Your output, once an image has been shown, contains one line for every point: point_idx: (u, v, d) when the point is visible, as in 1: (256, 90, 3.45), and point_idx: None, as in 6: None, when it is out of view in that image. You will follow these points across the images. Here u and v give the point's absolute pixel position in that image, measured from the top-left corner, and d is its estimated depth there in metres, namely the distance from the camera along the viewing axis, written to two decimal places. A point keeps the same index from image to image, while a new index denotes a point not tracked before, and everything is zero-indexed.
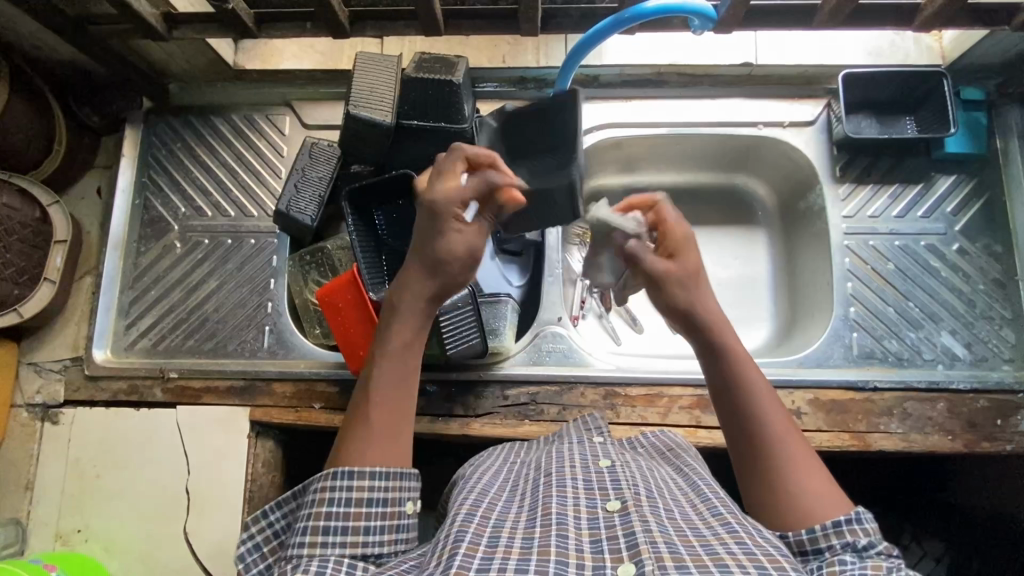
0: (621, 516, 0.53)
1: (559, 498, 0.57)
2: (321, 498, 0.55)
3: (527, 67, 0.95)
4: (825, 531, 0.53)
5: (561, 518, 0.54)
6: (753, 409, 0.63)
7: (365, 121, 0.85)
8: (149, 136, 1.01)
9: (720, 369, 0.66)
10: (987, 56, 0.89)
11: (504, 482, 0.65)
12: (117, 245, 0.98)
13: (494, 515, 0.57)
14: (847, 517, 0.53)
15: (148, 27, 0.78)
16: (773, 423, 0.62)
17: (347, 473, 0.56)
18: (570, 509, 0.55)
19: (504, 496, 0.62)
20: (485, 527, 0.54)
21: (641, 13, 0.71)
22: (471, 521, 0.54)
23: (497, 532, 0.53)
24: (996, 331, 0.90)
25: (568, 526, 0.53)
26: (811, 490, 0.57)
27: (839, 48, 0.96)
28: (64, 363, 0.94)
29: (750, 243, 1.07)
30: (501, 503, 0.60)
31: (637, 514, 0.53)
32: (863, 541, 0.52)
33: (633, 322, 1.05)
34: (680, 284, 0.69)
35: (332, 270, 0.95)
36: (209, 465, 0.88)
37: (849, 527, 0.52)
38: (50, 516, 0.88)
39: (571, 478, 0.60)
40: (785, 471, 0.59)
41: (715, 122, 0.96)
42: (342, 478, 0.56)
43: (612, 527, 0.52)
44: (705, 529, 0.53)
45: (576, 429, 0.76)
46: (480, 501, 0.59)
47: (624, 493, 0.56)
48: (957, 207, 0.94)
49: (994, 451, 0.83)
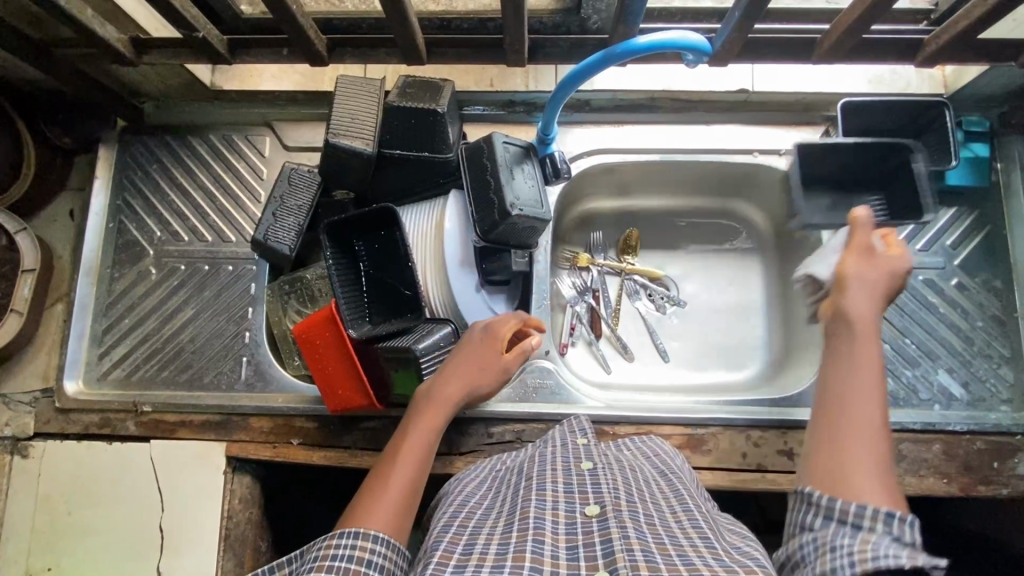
0: (599, 522, 0.50)
1: (538, 501, 0.53)
2: (324, 554, 0.52)
3: (515, 91, 0.92)
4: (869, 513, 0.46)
5: (538, 522, 0.50)
6: (864, 391, 0.53)
7: (345, 150, 0.81)
8: (123, 156, 0.98)
9: (850, 353, 0.55)
10: (990, 87, 0.87)
11: (485, 491, 0.62)
12: (90, 271, 0.94)
13: (473, 522, 0.54)
14: (898, 511, 0.47)
15: (114, 53, 0.74)
16: (868, 409, 0.52)
17: (353, 532, 0.54)
18: (549, 513, 0.52)
19: (485, 504, 0.59)
20: (460, 536, 0.52)
21: (631, 49, 0.68)
22: (447, 532, 0.52)
23: (473, 539, 0.51)
24: (994, 370, 0.87)
25: (545, 531, 0.50)
26: (876, 482, 0.48)
27: (839, 75, 0.93)
28: (35, 394, 0.91)
29: (745, 270, 1.05)
30: (480, 511, 0.57)
31: (615, 520, 0.50)
32: (906, 537, 0.45)
33: (624, 351, 1.01)
34: (862, 261, 0.60)
35: (312, 300, 0.91)
36: (185, 502, 0.85)
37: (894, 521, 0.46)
38: (20, 554, 0.86)
39: (551, 482, 0.56)
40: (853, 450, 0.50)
41: (709, 149, 0.94)
42: (346, 537, 0.54)
43: (589, 533, 0.49)
44: (683, 539, 0.49)
45: (561, 432, 0.72)
46: (459, 512, 0.56)
47: (604, 498, 0.53)
48: (956, 241, 0.91)
49: (990, 495, 0.81)
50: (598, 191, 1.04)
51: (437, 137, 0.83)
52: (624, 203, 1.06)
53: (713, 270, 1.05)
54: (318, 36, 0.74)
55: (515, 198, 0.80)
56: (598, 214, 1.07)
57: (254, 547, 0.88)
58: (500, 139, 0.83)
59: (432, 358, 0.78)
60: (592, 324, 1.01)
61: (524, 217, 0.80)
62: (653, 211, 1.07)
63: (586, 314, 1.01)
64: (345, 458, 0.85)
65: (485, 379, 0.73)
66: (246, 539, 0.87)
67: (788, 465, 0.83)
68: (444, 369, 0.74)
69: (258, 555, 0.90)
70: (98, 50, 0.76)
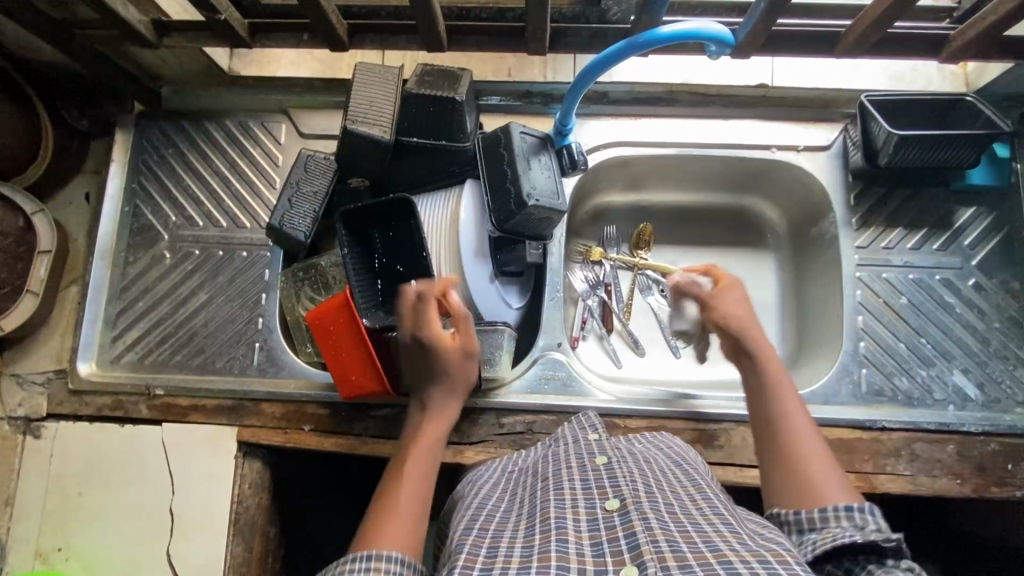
0: (621, 515, 0.50)
1: (557, 501, 0.54)
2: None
3: (533, 81, 0.92)
4: (835, 513, 0.53)
5: (560, 522, 0.50)
6: (785, 415, 0.63)
7: (363, 136, 0.81)
8: (139, 140, 0.98)
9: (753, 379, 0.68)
10: (1013, 86, 0.86)
11: (502, 493, 0.62)
12: (104, 254, 0.94)
13: (493, 525, 0.54)
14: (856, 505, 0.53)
15: (136, 34, 0.75)
16: (804, 431, 0.61)
17: (365, 555, 0.52)
18: (569, 512, 0.52)
19: (503, 506, 0.58)
20: (483, 539, 0.51)
21: (655, 38, 0.68)
22: (469, 534, 0.51)
23: (495, 542, 0.50)
24: (1010, 371, 0.87)
25: (567, 530, 0.49)
26: (833, 485, 0.57)
27: (857, 74, 0.93)
28: (47, 375, 0.91)
29: (758, 267, 1.04)
30: (499, 513, 0.56)
31: (637, 511, 0.50)
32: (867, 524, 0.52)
33: (636, 346, 1.00)
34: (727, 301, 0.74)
35: (326, 287, 0.92)
36: (195, 485, 0.86)
37: (858, 513, 0.53)
38: (31, 534, 0.86)
39: (568, 480, 0.57)
40: (811, 467, 0.58)
41: (727, 144, 0.93)
42: (360, 560, 0.51)
43: (612, 528, 0.49)
44: (707, 526, 0.49)
45: (571, 428, 0.72)
46: (479, 515, 0.55)
47: (623, 492, 0.53)
48: (974, 241, 0.90)
49: (1004, 496, 0.81)
50: (613, 185, 1.03)
51: (455, 127, 0.83)
52: (640, 196, 1.05)
53: (726, 267, 1.05)
54: (339, 21, 0.73)
55: (532, 187, 0.80)
56: (611, 208, 1.06)
57: (263, 533, 0.89)
58: (518, 130, 0.83)
59: None
60: (603, 318, 1.00)
61: (541, 208, 0.80)
62: (667, 206, 1.06)
63: (598, 307, 1.01)
64: (357, 446, 0.85)
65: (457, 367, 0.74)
66: (255, 525, 0.87)
67: None
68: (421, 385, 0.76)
69: (267, 541, 0.90)
70: (119, 32, 0.76)
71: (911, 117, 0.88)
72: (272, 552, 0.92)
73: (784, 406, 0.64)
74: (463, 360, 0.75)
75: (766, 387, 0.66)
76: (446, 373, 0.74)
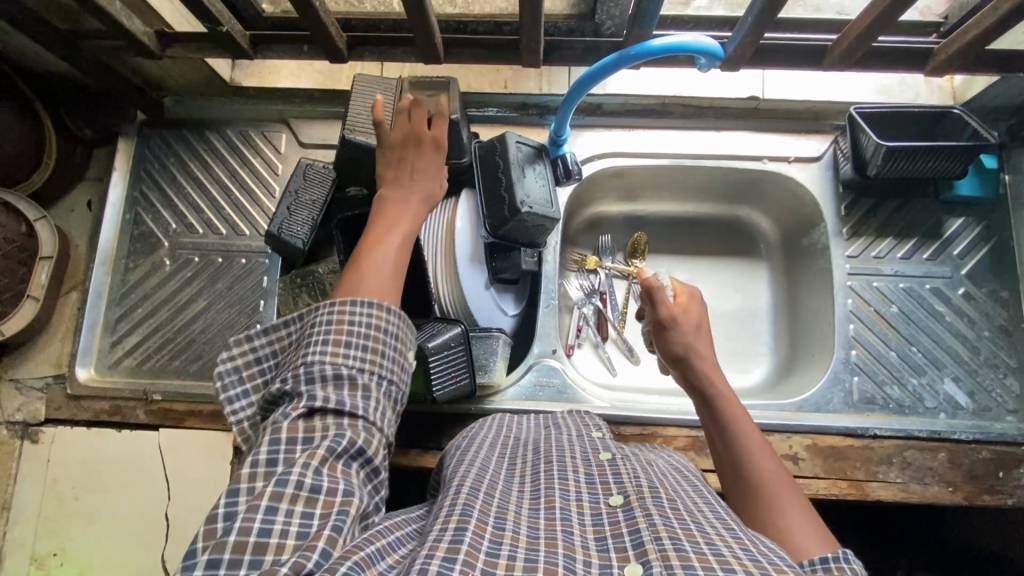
0: (623, 512, 0.50)
1: (562, 491, 0.54)
2: (341, 318, 0.52)
3: (529, 93, 0.93)
4: (812, 567, 0.48)
5: (564, 514, 0.50)
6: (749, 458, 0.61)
7: (361, 145, 0.83)
8: (142, 148, 0.99)
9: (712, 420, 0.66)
10: (998, 98, 0.87)
11: (501, 463, 0.61)
12: (105, 260, 0.95)
13: (498, 496, 0.53)
14: (834, 555, 0.48)
15: (140, 45, 0.76)
16: (769, 478, 0.59)
17: (367, 302, 0.53)
18: (573, 504, 0.52)
19: (504, 477, 0.58)
20: (489, 507, 0.50)
21: (647, 50, 0.69)
22: (473, 496, 0.50)
23: (502, 515, 0.50)
24: (1000, 379, 0.88)
25: (572, 522, 0.49)
26: (808, 532, 0.54)
27: (849, 86, 0.94)
28: (46, 380, 0.92)
29: (751, 276, 1.06)
30: (502, 484, 0.56)
31: (640, 509, 0.49)
32: None
33: (630, 354, 1.01)
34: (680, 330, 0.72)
35: (322, 295, 0.90)
36: (192, 491, 0.86)
37: (837, 565, 0.47)
38: (26, 538, 0.86)
39: (572, 472, 0.57)
40: (782, 516, 0.56)
41: (718, 155, 0.95)
42: (361, 305, 0.53)
43: (616, 524, 0.49)
44: (710, 527, 0.48)
45: (573, 423, 0.72)
46: (481, 477, 0.55)
47: (627, 487, 0.53)
48: (964, 251, 0.92)
49: (995, 504, 0.81)
50: (609, 195, 1.05)
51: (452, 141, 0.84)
52: (634, 206, 1.07)
53: (720, 276, 1.06)
54: (338, 33, 0.75)
55: (525, 195, 0.81)
56: (607, 216, 1.08)
57: None
58: (513, 139, 0.85)
59: (441, 357, 0.78)
60: (598, 326, 1.01)
61: (535, 214, 0.81)
62: (661, 216, 1.08)
63: (593, 316, 1.02)
64: None
65: (437, 182, 0.72)
66: None
67: (792, 469, 0.82)
68: (399, 175, 0.70)
69: None
70: (123, 43, 0.78)
71: (904, 126, 0.89)
72: None
73: (746, 452, 0.62)
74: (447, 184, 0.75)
75: (727, 436, 0.64)
76: (437, 184, 0.72)
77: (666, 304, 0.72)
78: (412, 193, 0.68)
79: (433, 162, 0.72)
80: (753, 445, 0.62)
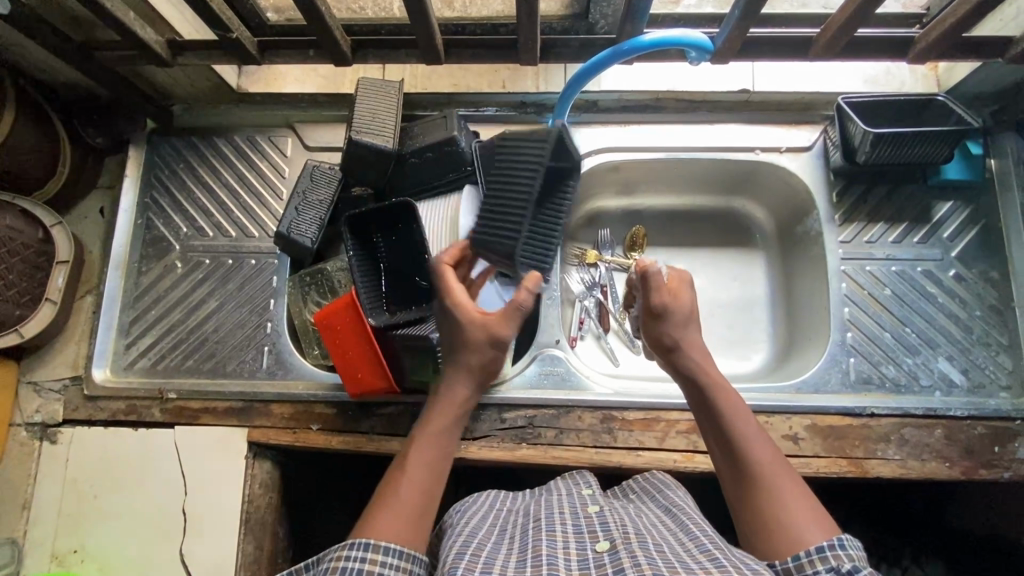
0: (610, 555, 0.53)
1: (549, 540, 0.57)
2: (334, 567, 0.53)
3: (527, 92, 0.96)
4: (810, 558, 0.52)
5: (551, 558, 0.54)
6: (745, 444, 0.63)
7: (367, 146, 0.86)
8: (152, 156, 1.02)
9: (706, 406, 0.68)
10: (980, 85, 0.91)
11: (491, 526, 0.64)
12: (118, 264, 0.98)
13: (484, 554, 0.56)
14: (829, 543, 0.53)
15: (153, 54, 0.79)
16: (768, 461, 0.62)
17: (363, 544, 0.55)
18: (561, 551, 0.55)
19: (493, 538, 0.60)
20: (476, 565, 0.54)
21: (639, 45, 0.73)
22: (462, 560, 0.54)
23: (488, 569, 0.53)
24: (993, 357, 0.90)
25: (559, 566, 0.53)
26: (808, 519, 0.56)
27: (836, 77, 0.97)
28: (63, 382, 0.95)
29: (748, 265, 1.08)
30: (490, 543, 0.59)
31: (626, 551, 0.53)
32: (846, 566, 0.51)
33: (632, 343, 1.04)
34: (673, 320, 0.73)
35: (332, 291, 0.97)
36: (208, 488, 0.88)
37: (833, 553, 0.52)
38: (47, 536, 0.88)
39: (560, 523, 0.60)
40: (779, 496, 0.59)
41: (712, 148, 0.98)
42: (357, 548, 0.55)
43: (601, 567, 0.52)
44: (694, 563, 0.51)
45: (563, 483, 0.74)
46: (469, 542, 0.58)
47: (613, 534, 0.56)
48: (953, 233, 0.94)
49: (992, 478, 0.83)
50: (608, 190, 1.08)
51: (506, 215, 0.75)
52: (632, 201, 1.10)
53: (717, 267, 1.08)
54: (343, 37, 0.78)
55: None
56: (606, 211, 1.10)
57: (272, 531, 0.91)
58: None
59: None
60: (600, 318, 1.04)
61: None
62: (658, 209, 1.10)
63: (594, 308, 1.05)
64: (362, 443, 0.88)
65: (476, 351, 0.71)
66: (266, 524, 0.90)
67: (793, 448, 0.85)
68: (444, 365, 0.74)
69: (276, 540, 0.93)
70: (137, 52, 0.81)
71: (890, 115, 0.92)
72: (282, 553, 0.94)
73: (745, 438, 0.64)
74: (479, 346, 0.71)
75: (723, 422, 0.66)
76: (465, 354, 0.72)
77: (659, 290, 0.73)
78: (444, 385, 0.72)
79: (455, 334, 0.72)
80: (750, 431, 0.64)
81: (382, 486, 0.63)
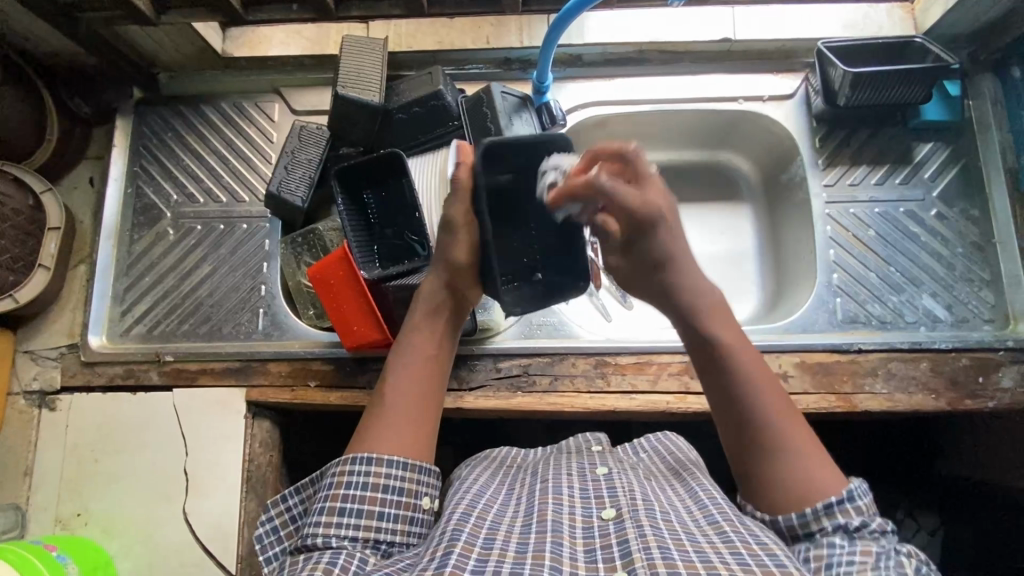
0: (615, 523, 0.54)
1: (556, 505, 0.58)
2: (340, 480, 0.58)
3: (510, 48, 0.97)
4: (816, 514, 0.54)
5: (557, 526, 0.54)
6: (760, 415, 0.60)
7: (355, 101, 0.87)
8: (139, 125, 1.02)
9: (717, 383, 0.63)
10: (960, 25, 0.91)
11: (500, 485, 0.66)
12: (111, 233, 0.98)
13: (489, 516, 0.57)
14: (838, 497, 0.54)
15: (138, 13, 0.79)
16: (776, 414, 0.60)
17: (366, 459, 0.59)
18: (566, 517, 0.56)
19: (500, 498, 0.62)
20: (480, 528, 0.55)
21: None
22: (465, 521, 0.55)
23: (492, 534, 0.54)
24: (976, 292, 0.92)
25: (564, 534, 0.53)
26: (817, 471, 0.57)
27: (816, 21, 0.97)
28: (61, 350, 0.95)
29: (736, 216, 1.10)
30: (497, 506, 0.60)
31: (632, 520, 0.54)
32: (855, 522, 0.53)
33: (622, 299, 1.05)
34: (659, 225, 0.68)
35: (324, 251, 0.97)
36: (207, 448, 0.89)
37: (841, 507, 0.54)
38: (50, 501, 0.89)
39: (567, 487, 0.61)
40: (791, 461, 0.57)
41: (695, 98, 0.99)
42: (360, 463, 0.59)
43: (606, 536, 0.53)
44: (701, 536, 0.52)
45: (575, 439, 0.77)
46: (476, 502, 0.59)
47: (619, 501, 0.57)
48: (934, 173, 0.96)
49: (977, 407, 0.85)
50: None
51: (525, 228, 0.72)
52: None
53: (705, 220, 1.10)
54: None
55: None
56: None
57: (274, 488, 0.92)
58: (499, 89, 0.88)
59: None
60: None
61: None
62: None
63: None
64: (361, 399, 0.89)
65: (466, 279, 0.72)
66: (267, 481, 0.91)
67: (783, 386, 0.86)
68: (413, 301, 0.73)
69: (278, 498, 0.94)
70: (123, 12, 0.81)
71: (868, 54, 0.93)
72: None
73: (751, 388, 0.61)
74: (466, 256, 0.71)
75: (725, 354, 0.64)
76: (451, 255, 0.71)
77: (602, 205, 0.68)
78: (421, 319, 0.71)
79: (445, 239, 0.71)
80: (759, 370, 0.62)
81: (370, 411, 0.65)
